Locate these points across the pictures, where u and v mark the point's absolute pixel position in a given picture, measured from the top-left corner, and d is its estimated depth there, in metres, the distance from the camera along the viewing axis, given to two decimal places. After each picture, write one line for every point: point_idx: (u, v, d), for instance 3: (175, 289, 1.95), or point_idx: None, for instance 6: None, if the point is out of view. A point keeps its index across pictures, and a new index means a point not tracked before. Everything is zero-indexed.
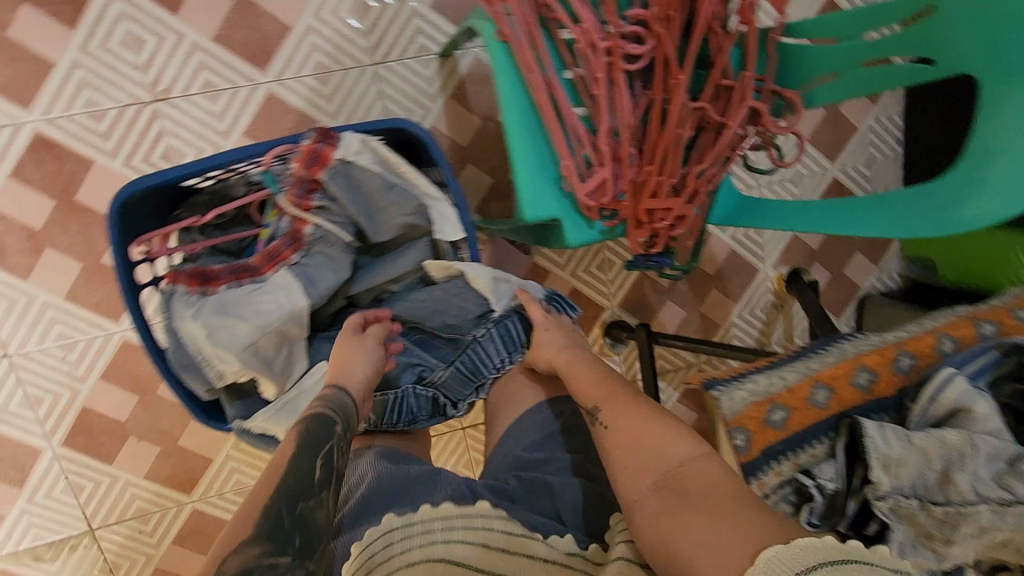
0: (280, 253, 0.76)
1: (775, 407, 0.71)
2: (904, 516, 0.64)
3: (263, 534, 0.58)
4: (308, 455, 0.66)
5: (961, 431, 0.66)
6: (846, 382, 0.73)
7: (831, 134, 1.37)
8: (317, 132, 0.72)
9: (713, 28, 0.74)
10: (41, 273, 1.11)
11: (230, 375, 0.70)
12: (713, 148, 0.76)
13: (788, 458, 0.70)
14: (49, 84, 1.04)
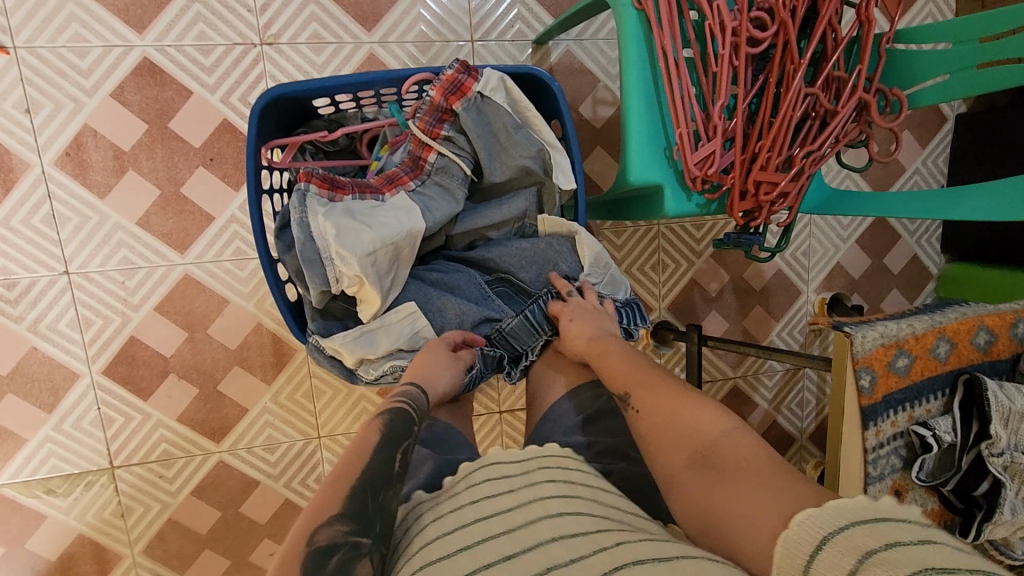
0: (399, 178, 0.78)
1: (905, 356, 0.89)
2: (1012, 466, 0.90)
3: (349, 514, 0.54)
4: (388, 446, 0.62)
5: None
6: (963, 342, 0.95)
7: (882, 170, 1.44)
8: (461, 63, 0.75)
9: (831, 24, 0.81)
10: (119, 194, 1.12)
11: (346, 281, 0.72)
12: (820, 133, 0.83)
13: (911, 409, 0.92)
14: (167, 13, 1.07)
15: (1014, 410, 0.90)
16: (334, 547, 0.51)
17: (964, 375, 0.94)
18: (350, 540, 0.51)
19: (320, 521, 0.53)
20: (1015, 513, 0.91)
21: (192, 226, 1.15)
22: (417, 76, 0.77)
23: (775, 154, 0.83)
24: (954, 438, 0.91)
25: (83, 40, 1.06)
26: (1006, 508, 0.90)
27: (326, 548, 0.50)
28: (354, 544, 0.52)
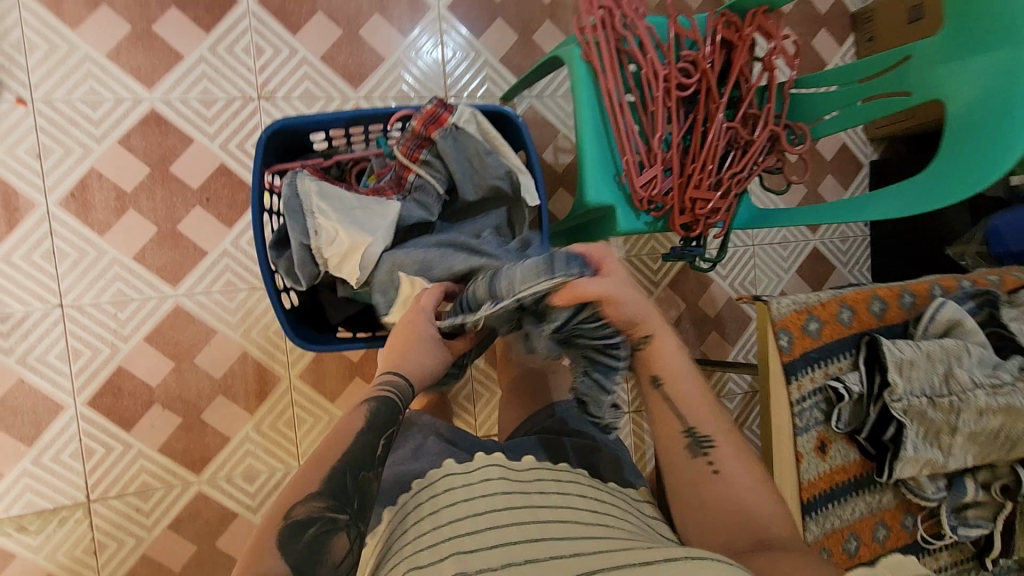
0: (384, 192, 0.92)
1: (812, 320, 0.97)
2: (916, 412, 0.94)
3: (327, 491, 0.60)
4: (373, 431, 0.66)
5: (958, 342, 0.98)
6: (865, 308, 1.01)
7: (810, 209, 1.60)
8: (438, 100, 0.90)
9: (744, 74, 1.00)
10: (118, 231, 1.20)
11: (323, 230, 0.83)
12: (742, 159, 0.99)
13: (822, 367, 0.98)
14: (174, 71, 1.21)
15: (908, 359, 0.95)
16: (309, 522, 0.57)
17: (869, 335, 0.99)
18: (326, 515, 0.58)
19: (297, 498, 0.59)
20: (919, 452, 0.95)
21: (186, 260, 1.23)
22: (401, 112, 0.91)
23: (707, 175, 0.98)
24: (863, 389, 0.96)
25: (96, 94, 1.18)
26: (912, 449, 0.95)
27: (300, 524, 0.57)
28: (329, 519, 0.58)
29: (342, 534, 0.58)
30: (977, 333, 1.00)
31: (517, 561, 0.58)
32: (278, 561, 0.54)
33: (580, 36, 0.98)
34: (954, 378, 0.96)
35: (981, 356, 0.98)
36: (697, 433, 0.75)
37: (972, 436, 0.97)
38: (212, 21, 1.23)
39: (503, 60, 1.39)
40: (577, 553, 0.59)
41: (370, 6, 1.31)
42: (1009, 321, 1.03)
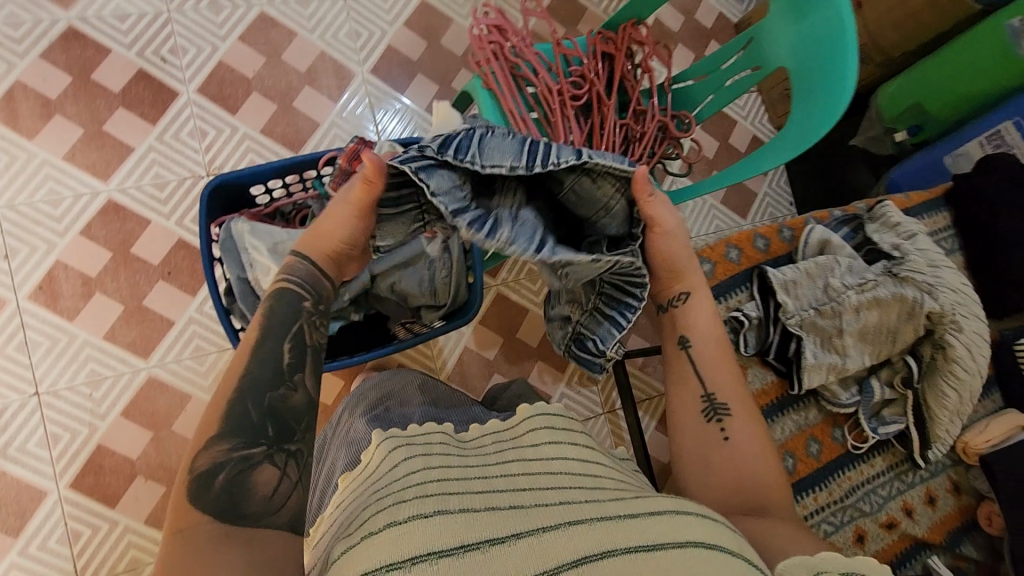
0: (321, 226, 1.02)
1: (703, 261, 0.95)
2: (808, 325, 0.89)
3: (235, 429, 0.62)
4: (277, 338, 0.69)
5: (829, 255, 0.93)
6: (749, 244, 0.98)
7: (738, 198, 1.61)
8: (359, 139, 1.01)
9: (628, 78, 1.14)
10: (87, 315, 1.27)
11: (257, 264, 0.90)
12: (639, 149, 1.11)
13: (722, 303, 0.95)
14: (127, 162, 1.33)
15: (790, 277, 0.91)
16: (219, 467, 0.59)
17: (757, 268, 0.95)
18: (237, 456, 0.60)
19: (201, 445, 0.61)
20: (819, 359, 0.89)
21: (154, 332, 1.30)
22: (328, 155, 1.02)
23: None
24: (761, 314, 0.92)
25: (56, 193, 1.29)
26: (807, 356, 0.88)
27: (208, 471, 0.59)
28: (242, 458, 0.61)
29: (268, 466, 0.61)
30: (847, 246, 0.94)
31: (501, 505, 0.60)
32: (201, 514, 0.56)
33: (479, 69, 1.12)
34: (831, 283, 0.90)
35: (851, 263, 0.92)
36: (715, 400, 0.85)
37: (863, 337, 0.90)
38: (157, 114, 1.36)
39: (429, 109, 1.54)
40: (565, 501, 0.61)
41: (300, 81, 1.46)
42: (872, 236, 0.96)
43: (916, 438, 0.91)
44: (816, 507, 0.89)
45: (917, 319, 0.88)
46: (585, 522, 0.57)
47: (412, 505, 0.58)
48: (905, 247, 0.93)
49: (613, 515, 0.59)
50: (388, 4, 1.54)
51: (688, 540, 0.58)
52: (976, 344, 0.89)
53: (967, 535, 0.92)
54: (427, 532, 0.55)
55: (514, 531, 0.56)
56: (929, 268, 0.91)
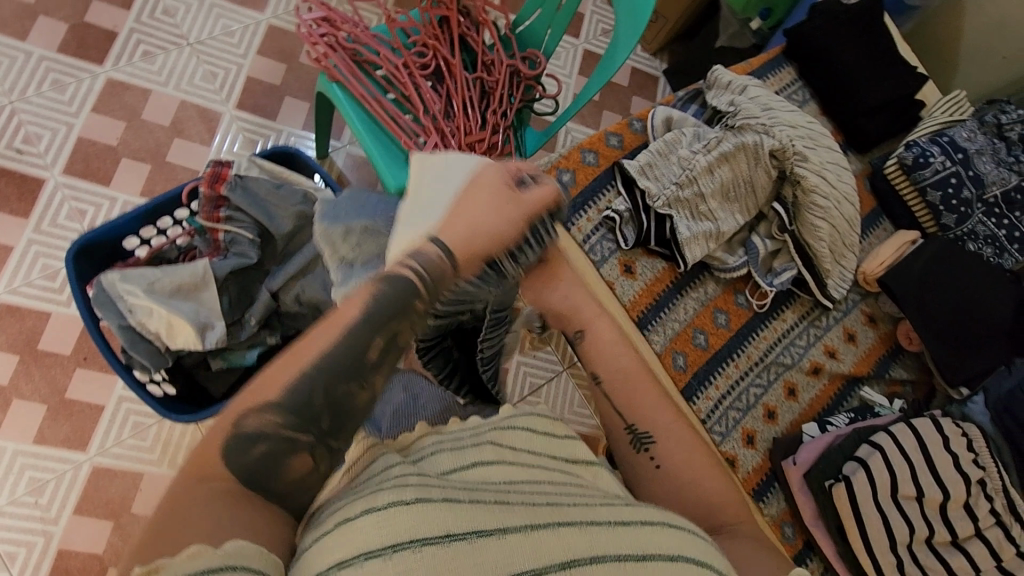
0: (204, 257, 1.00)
1: (561, 171, 0.93)
2: (675, 203, 0.89)
3: (286, 406, 0.50)
4: (370, 329, 0.52)
5: (675, 131, 0.94)
6: (602, 143, 0.96)
7: None
8: (215, 162, 1.00)
9: (468, 34, 1.15)
10: (10, 424, 1.22)
11: (137, 307, 0.89)
12: (497, 95, 1.11)
13: (593, 207, 0.93)
14: (10, 262, 1.29)
15: (646, 161, 0.91)
16: (261, 436, 0.50)
17: (616, 164, 0.94)
18: (283, 435, 0.50)
19: (250, 405, 0.50)
20: (695, 231, 0.89)
21: (86, 421, 1.25)
22: (190, 187, 1.01)
23: (473, 123, 1.09)
24: (630, 207, 0.91)
25: None
26: (683, 230, 0.88)
27: (251, 436, 0.49)
28: (286, 439, 0.50)
29: (302, 455, 0.51)
30: (688, 119, 0.96)
31: (483, 499, 0.48)
32: (220, 468, 0.48)
33: (320, 65, 1.10)
34: (681, 155, 0.91)
35: (694, 132, 0.94)
36: (639, 430, 0.70)
37: (727, 197, 0.91)
38: (29, 207, 1.33)
39: (305, 126, 1.53)
40: (552, 503, 0.51)
41: (167, 134, 1.44)
42: (712, 102, 0.97)
43: (810, 279, 0.92)
44: (741, 374, 0.90)
45: (764, 162, 0.89)
46: (573, 523, 0.47)
47: (391, 491, 0.45)
48: (738, 100, 0.94)
49: (601, 520, 0.49)
50: (236, 38, 1.54)
51: (686, 555, 0.48)
52: (827, 172, 0.92)
53: (894, 359, 0.97)
54: (405, 527, 0.42)
55: (500, 527, 0.45)
56: (763, 112, 0.92)
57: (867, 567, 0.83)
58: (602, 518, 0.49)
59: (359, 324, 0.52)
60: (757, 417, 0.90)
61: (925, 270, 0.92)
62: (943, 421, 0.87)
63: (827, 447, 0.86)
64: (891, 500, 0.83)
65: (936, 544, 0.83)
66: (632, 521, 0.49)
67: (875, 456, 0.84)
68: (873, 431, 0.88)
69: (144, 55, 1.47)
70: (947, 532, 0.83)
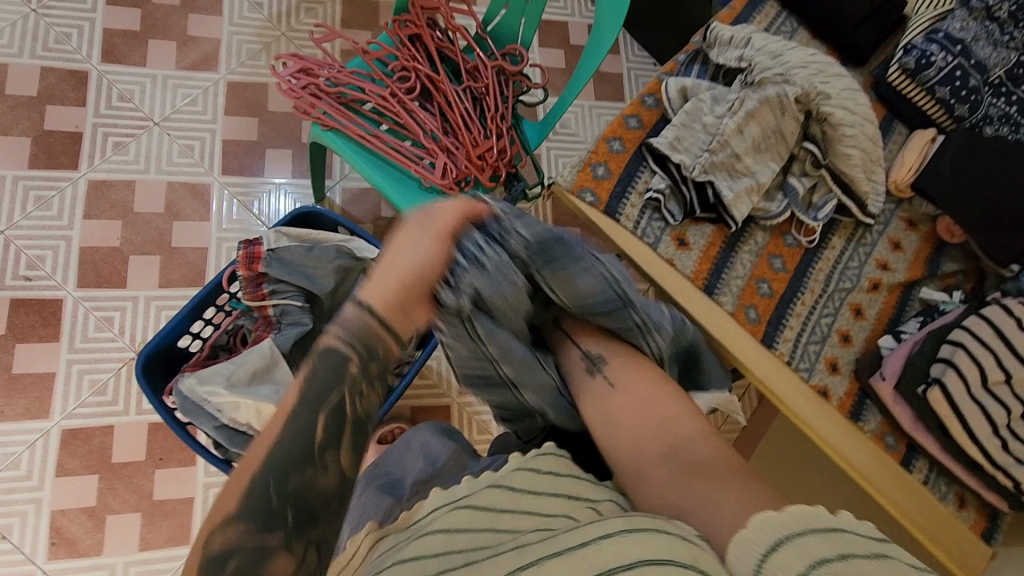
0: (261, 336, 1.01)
1: (594, 166, 0.96)
2: (711, 168, 0.93)
3: (244, 512, 0.48)
4: (306, 410, 0.51)
5: (694, 101, 0.97)
6: (623, 128, 0.99)
7: (609, 87, 1.63)
8: (244, 242, 1.00)
9: (445, 47, 1.15)
10: (112, 539, 1.25)
11: (224, 404, 0.91)
12: (492, 100, 1.12)
13: (633, 192, 0.96)
14: (57, 388, 1.29)
15: (674, 137, 0.94)
16: (230, 552, 0.48)
17: (643, 145, 0.97)
18: (246, 544, 0.48)
19: (212, 523, 0.48)
20: (736, 189, 0.93)
21: (183, 517, 1.28)
22: (227, 273, 1.01)
23: (476, 134, 1.10)
24: (669, 183, 0.94)
25: (12, 454, 1.25)
26: (726, 192, 0.92)
27: (219, 553, 0.47)
28: (254, 548, 0.48)
29: (280, 556, 0.48)
30: (701, 84, 0.99)
31: (453, 565, 0.49)
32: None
33: (309, 117, 1.08)
34: (707, 123, 0.95)
35: (713, 97, 0.97)
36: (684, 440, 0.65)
37: (758, 149, 0.94)
38: (56, 329, 1.32)
39: (295, 174, 1.51)
40: (520, 543, 0.49)
41: (165, 221, 1.42)
42: (717, 61, 1.00)
43: (851, 204, 0.97)
44: (810, 309, 0.95)
45: (790, 109, 0.93)
46: (534, 563, 0.44)
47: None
48: (748, 55, 0.97)
49: (559, 549, 0.45)
50: (199, 104, 1.50)
51: (640, 559, 0.42)
52: (847, 101, 0.95)
53: (942, 255, 1.02)
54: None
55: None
56: (774, 61, 0.96)
57: (974, 453, 0.89)
58: (562, 546, 0.45)
59: (301, 407, 0.51)
60: (835, 344, 0.95)
61: (954, 166, 0.98)
62: (1011, 305, 0.91)
63: (907, 358, 0.91)
64: (982, 389, 0.88)
65: None
66: (591, 542, 0.44)
67: (959, 354, 0.88)
68: (948, 330, 0.92)
69: (115, 147, 1.44)
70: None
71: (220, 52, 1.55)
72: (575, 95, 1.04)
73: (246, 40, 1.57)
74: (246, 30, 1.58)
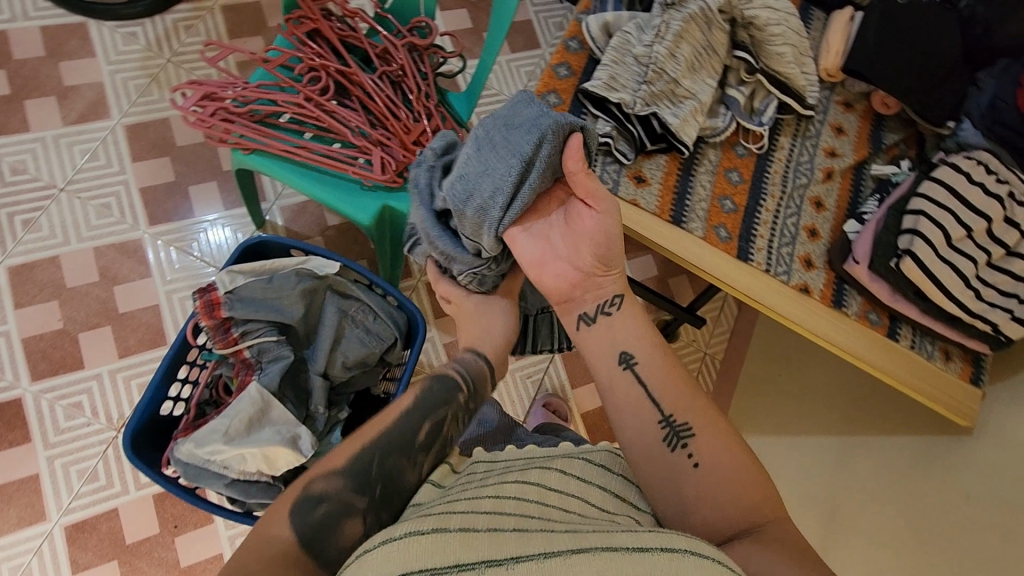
0: (245, 380, 0.98)
1: None
2: (651, 98, 0.92)
3: (353, 474, 0.59)
4: (417, 417, 0.65)
5: (618, 35, 0.96)
6: (554, 79, 0.98)
7: (523, 36, 1.59)
8: (198, 291, 0.95)
9: (348, 35, 1.08)
10: None
11: (228, 459, 0.87)
12: (411, 81, 1.07)
13: None
14: (45, 487, 1.23)
15: (608, 75, 0.94)
16: (321, 499, 0.57)
17: (578, 92, 0.96)
18: (344, 498, 0.57)
19: (317, 472, 0.59)
20: (681, 113, 0.93)
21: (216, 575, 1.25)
22: (189, 326, 0.96)
23: (405, 119, 1.05)
24: (613, 124, 0.93)
25: (19, 565, 1.19)
26: (672, 119, 0.92)
27: (312, 499, 0.56)
28: (347, 502, 0.57)
29: (357, 519, 0.57)
30: (620, 15, 0.99)
31: (503, 527, 0.50)
32: (287, 532, 0.54)
33: (226, 145, 1.02)
34: (638, 54, 0.95)
35: (637, 26, 0.97)
36: (676, 421, 0.66)
37: (694, 70, 0.95)
38: (24, 429, 1.25)
39: (227, 205, 1.43)
40: (571, 529, 0.50)
41: (104, 288, 1.34)
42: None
43: (790, 101, 0.98)
44: (776, 211, 0.97)
45: (715, 20, 0.95)
46: (590, 550, 0.46)
47: (412, 522, 0.49)
48: None
49: (619, 546, 0.47)
50: (102, 157, 1.40)
51: None
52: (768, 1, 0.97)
53: (882, 128, 1.06)
54: (427, 550, 0.45)
55: (516, 554, 0.45)
56: None
57: (952, 308, 0.94)
58: (622, 543, 0.47)
59: (413, 411, 0.66)
60: (804, 241, 0.98)
61: (878, 38, 0.99)
62: (958, 162, 0.97)
63: (876, 235, 0.94)
64: (948, 247, 0.93)
65: (996, 261, 0.98)
66: (651, 549, 0.46)
67: (922, 222, 0.92)
68: (906, 201, 0.96)
69: (26, 225, 1.33)
70: (1001, 248, 0.97)
71: (107, 96, 1.43)
72: (497, 56, 1.02)
73: (131, 76, 1.45)
74: (128, 65, 1.46)
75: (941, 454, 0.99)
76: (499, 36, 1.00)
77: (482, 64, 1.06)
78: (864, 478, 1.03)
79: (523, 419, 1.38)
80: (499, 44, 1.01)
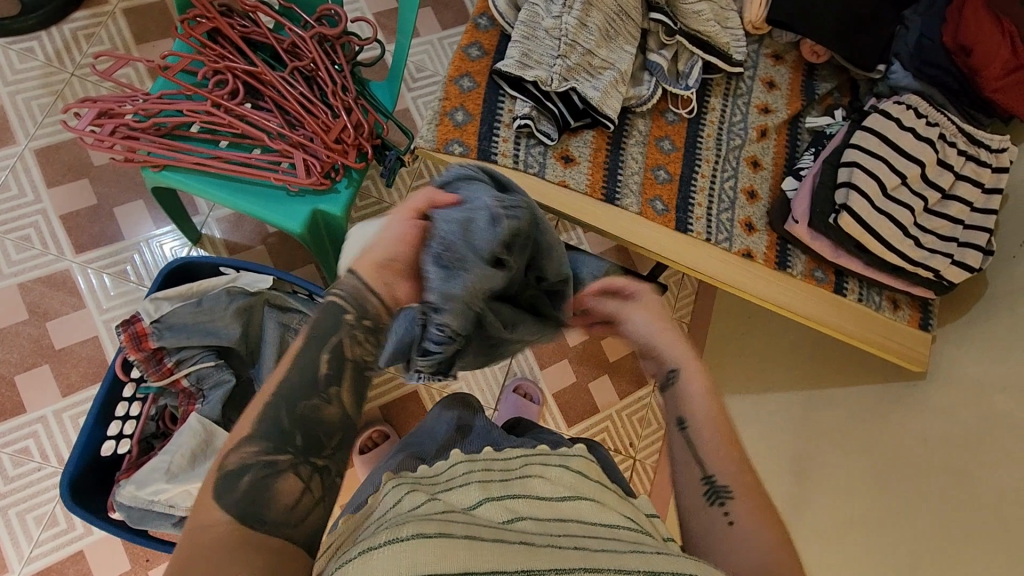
0: (188, 409, 0.94)
1: (453, 113, 0.94)
2: (568, 73, 0.92)
3: (264, 432, 0.51)
4: (313, 347, 0.54)
5: (526, 10, 0.95)
6: (466, 63, 0.97)
7: (451, 9, 1.51)
8: (122, 324, 0.89)
9: (251, 31, 1.01)
10: None
11: (174, 498, 0.85)
12: (324, 73, 1.01)
13: (501, 124, 0.95)
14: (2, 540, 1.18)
15: (520, 53, 0.92)
16: (244, 467, 0.49)
17: (492, 73, 0.95)
18: (262, 458, 0.49)
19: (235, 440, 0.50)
20: (602, 87, 0.93)
21: None
22: (119, 361, 0.91)
23: (323, 117, 0.99)
24: (532, 103, 0.93)
25: None
26: (592, 94, 0.92)
27: (235, 468, 0.49)
28: (268, 460, 0.50)
29: (289, 475, 0.50)
30: None
31: (507, 540, 0.46)
32: (218, 514, 0.46)
33: (134, 163, 0.94)
34: (548, 27, 0.93)
35: None
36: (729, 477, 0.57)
37: (609, 38, 0.95)
38: None
39: (157, 222, 1.35)
40: (578, 544, 0.47)
41: (37, 325, 1.27)
42: None
43: (715, 60, 0.99)
44: (712, 176, 0.99)
45: None
46: (602, 569, 0.43)
47: (415, 523, 0.45)
48: None
49: (629, 568, 0.44)
50: (14, 186, 1.31)
51: None
52: None
53: (814, 78, 1.07)
54: (431, 557, 0.41)
55: (523, 567, 0.42)
56: None
57: (893, 259, 0.94)
58: (632, 565, 0.44)
59: (311, 340, 0.54)
60: (743, 204, 0.99)
61: None
62: (887, 108, 0.98)
63: (813, 194, 0.95)
64: (884, 198, 0.94)
65: (932, 206, 0.98)
66: (659, 573, 0.44)
67: (856, 174, 0.93)
68: (840, 154, 0.96)
69: None
70: (935, 192, 0.98)
71: (10, 120, 1.34)
72: (411, 39, 0.97)
73: (33, 95, 1.35)
74: (28, 84, 1.36)
75: (897, 400, 1.00)
76: (410, 17, 0.95)
77: (398, 47, 1.00)
78: (830, 431, 1.02)
79: (494, 407, 1.36)
80: (411, 27, 0.96)
